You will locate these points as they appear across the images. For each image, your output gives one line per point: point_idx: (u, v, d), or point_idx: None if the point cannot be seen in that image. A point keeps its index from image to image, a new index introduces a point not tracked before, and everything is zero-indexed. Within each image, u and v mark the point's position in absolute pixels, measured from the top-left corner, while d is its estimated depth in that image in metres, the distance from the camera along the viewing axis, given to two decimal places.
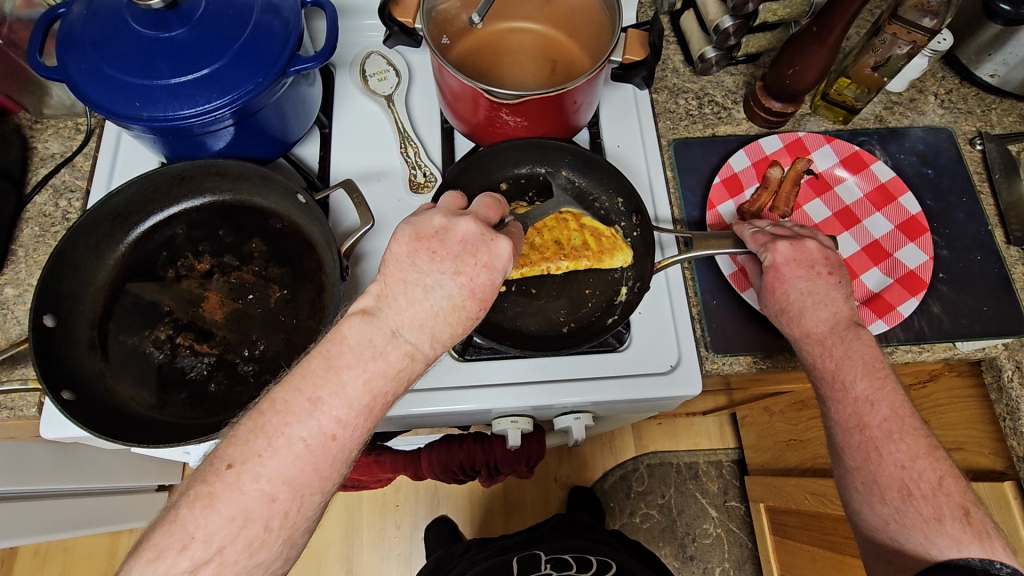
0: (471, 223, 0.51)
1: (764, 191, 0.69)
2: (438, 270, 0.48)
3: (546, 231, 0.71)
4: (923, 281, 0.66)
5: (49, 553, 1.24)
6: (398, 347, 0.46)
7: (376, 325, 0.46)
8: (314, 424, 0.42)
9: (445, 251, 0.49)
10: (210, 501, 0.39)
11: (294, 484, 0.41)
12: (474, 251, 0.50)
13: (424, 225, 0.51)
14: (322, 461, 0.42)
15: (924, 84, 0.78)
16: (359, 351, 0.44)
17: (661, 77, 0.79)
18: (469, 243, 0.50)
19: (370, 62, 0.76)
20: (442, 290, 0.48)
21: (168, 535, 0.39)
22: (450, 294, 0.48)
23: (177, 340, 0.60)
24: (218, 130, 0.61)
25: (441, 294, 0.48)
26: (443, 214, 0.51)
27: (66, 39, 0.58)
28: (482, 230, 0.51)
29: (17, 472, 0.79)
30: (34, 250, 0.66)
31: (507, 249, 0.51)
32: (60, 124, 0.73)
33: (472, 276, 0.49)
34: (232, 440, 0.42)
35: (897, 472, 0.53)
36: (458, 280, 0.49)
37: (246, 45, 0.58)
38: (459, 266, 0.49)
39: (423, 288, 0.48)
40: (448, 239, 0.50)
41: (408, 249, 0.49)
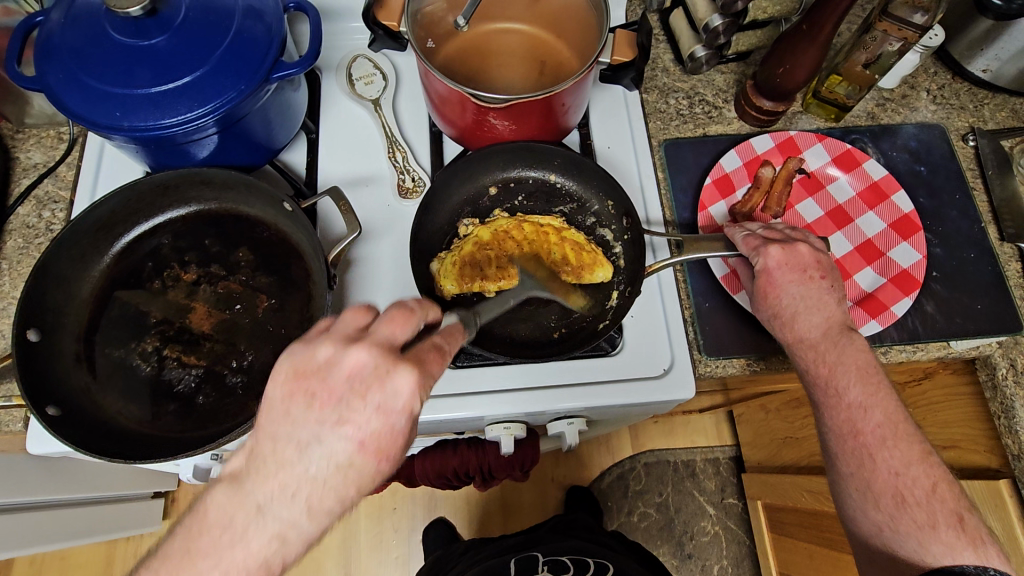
0: (363, 353, 0.41)
1: (756, 191, 0.68)
2: (316, 422, 0.40)
3: (525, 244, 0.69)
4: (916, 280, 0.65)
5: (45, 562, 1.23)
6: (263, 529, 0.39)
7: (240, 498, 0.40)
8: None
9: (326, 394, 0.40)
10: None
11: None
12: (363, 389, 0.40)
13: (306, 360, 0.41)
14: None
15: (916, 80, 0.78)
16: (217, 533, 0.39)
17: (651, 77, 0.78)
18: (356, 379, 0.40)
19: (356, 66, 0.75)
20: (324, 447, 0.40)
21: None
22: (333, 452, 0.40)
23: (164, 352, 0.60)
24: (202, 139, 0.60)
25: (322, 453, 0.40)
26: (332, 342, 0.42)
27: (44, 48, 0.57)
28: (375, 362, 0.41)
29: (7, 484, 0.78)
30: (17, 263, 0.65)
31: (407, 385, 0.41)
32: (42, 134, 0.72)
33: (361, 425, 0.40)
34: None
35: (890, 479, 0.53)
36: (342, 432, 0.40)
37: (228, 52, 0.57)
38: (344, 413, 0.40)
39: (297, 446, 0.40)
40: (331, 377, 0.41)
41: (282, 393, 0.41)
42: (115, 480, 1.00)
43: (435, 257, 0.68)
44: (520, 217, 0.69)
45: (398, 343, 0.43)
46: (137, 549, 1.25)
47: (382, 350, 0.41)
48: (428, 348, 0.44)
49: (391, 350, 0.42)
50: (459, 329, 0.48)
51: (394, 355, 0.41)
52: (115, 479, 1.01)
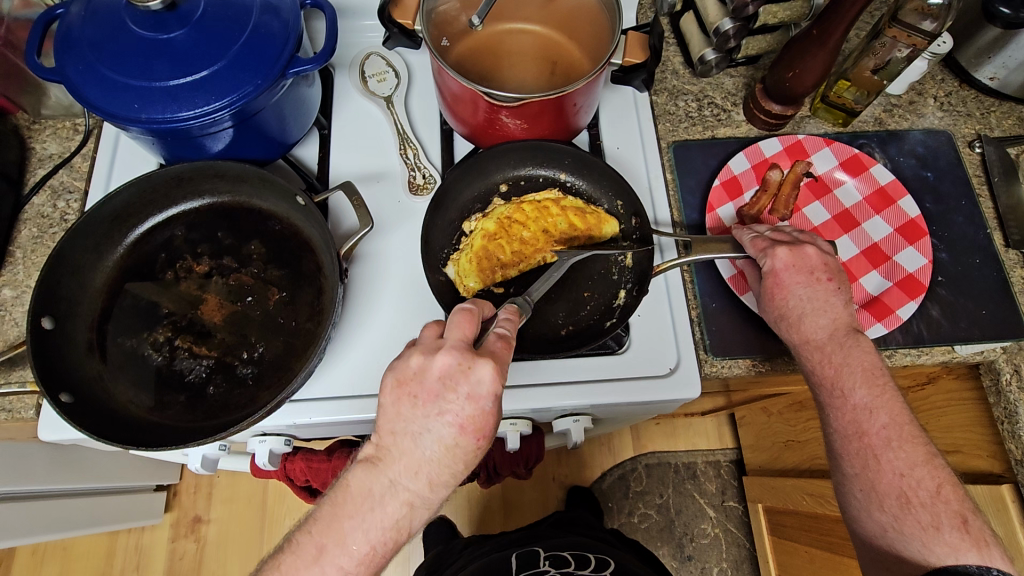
0: (447, 355, 0.48)
1: (764, 195, 0.69)
2: (423, 416, 0.48)
3: (528, 220, 0.70)
4: (922, 284, 0.66)
5: (47, 552, 1.24)
6: (396, 497, 0.48)
7: (375, 475, 0.49)
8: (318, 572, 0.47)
9: (426, 393, 0.48)
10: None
11: None
12: (452, 385, 0.48)
13: (403, 369, 0.50)
14: None
15: (923, 87, 0.78)
16: (358, 502, 0.48)
17: (661, 79, 0.79)
18: (446, 379, 0.48)
19: (369, 63, 0.76)
20: (433, 433, 0.48)
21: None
22: (440, 436, 0.48)
23: (176, 342, 0.60)
24: (218, 132, 0.61)
25: (432, 438, 0.48)
26: (421, 352, 0.49)
27: (64, 40, 0.57)
28: (458, 360, 0.48)
29: (15, 472, 0.79)
30: (31, 251, 0.66)
31: (489, 374, 0.47)
32: (58, 125, 0.73)
33: (457, 412, 0.48)
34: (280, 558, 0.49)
35: (895, 480, 0.53)
36: (444, 420, 0.48)
37: (245, 47, 0.57)
38: (441, 406, 0.48)
39: (412, 436, 0.48)
40: (426, 380, 0.48)
41: (391, 398, 0.49)
42: (119, 471, 1.01)
43: (449, 261, 0.67)
44: (518, 200, 0.70)
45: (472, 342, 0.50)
46: (139, 541, 1.25)
47: (462, 349, 0.48)
48: (497, 336, 0.50)
49: (469, 348, 0.49)
50: (518, 309, 0.54)
51: (474, 352, 0.49)
52: (120, 470, 1.01)
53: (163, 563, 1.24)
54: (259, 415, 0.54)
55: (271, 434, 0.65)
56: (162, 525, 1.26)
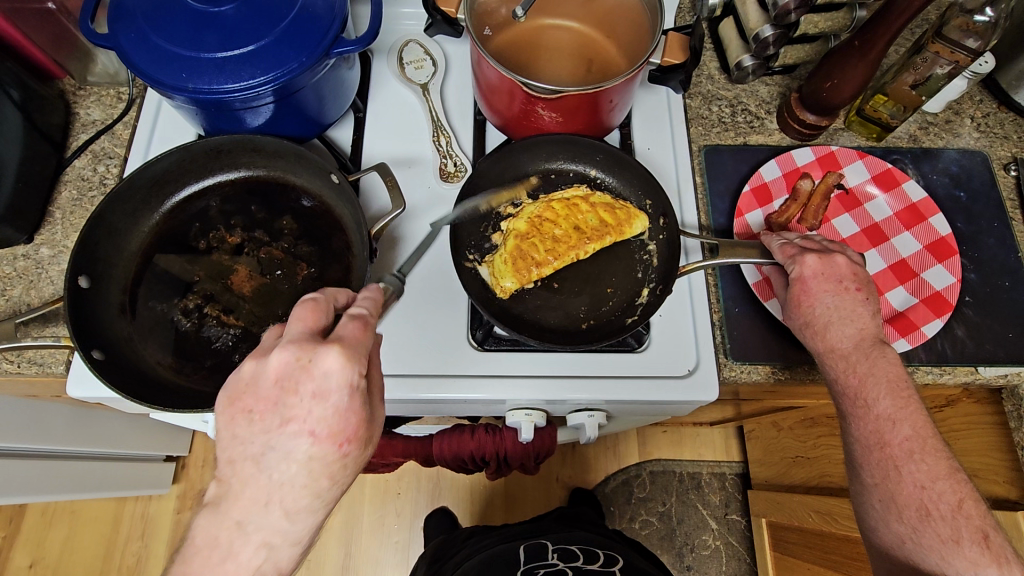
0: (283, 353, 0.45)
1: (794, 203, 0.68)
2: (265, 431, 0.44)
3: (559, 219, 0.70)
4: (949, 302, 0.65)
5: (56, 514, 1.26)
6: (249, 539, 0.43)
7: (219, 519, 0.43)
8: None
9: (262, 403, 0.45)
10: None
11: None
12: (294, 385, 0.44)
13: (235, 382, 0.46)
14: None
15: (961, 106, 0.78)
16: (207, 554, 0.42)
17: (696, 84, 0.79)
18: (286, 378, 0.44)
19: (408, 50, 0.77)
20: (279, 449, 0.44)
21: None
22: (289, 451, 0.44)
23: (205, 309, 0.61)
24: (259, 107, 0.62)
25: (278, 455, 0.44)
26: (255, 358, 0.46)
27: (117, 9, 0.59)
28: (297, 355, 0.45)
29: (35, 429, 0.80)
30: (70, 213, 0.68)
31: (335, 363, 0.44)
32: (102, 92, 0.74)
33: (305, 417, 0.44)
34: None
35: (916, 492, 0.53)
36: (290, 430, 0.44)
37: (292, 25, 0.59)
38: (285, 414, 0.44)
39: (255, 460, 0.44)
40: (262, 386, 0.45)
41: (226, 419, 0.45)
42: (132, 438, 1.02)
43: (481, 262, 0.68)
44: (546, 198, 0.71)
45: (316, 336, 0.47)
46: (146, 510, 1.27)
47: (301, 343, 0.45)
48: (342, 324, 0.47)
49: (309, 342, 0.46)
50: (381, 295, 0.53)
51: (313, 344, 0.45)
52: (133, 437, 1.03)
53: (167, 533, 1.26)
54: None
55: None
56: (169, 495, 1.27)
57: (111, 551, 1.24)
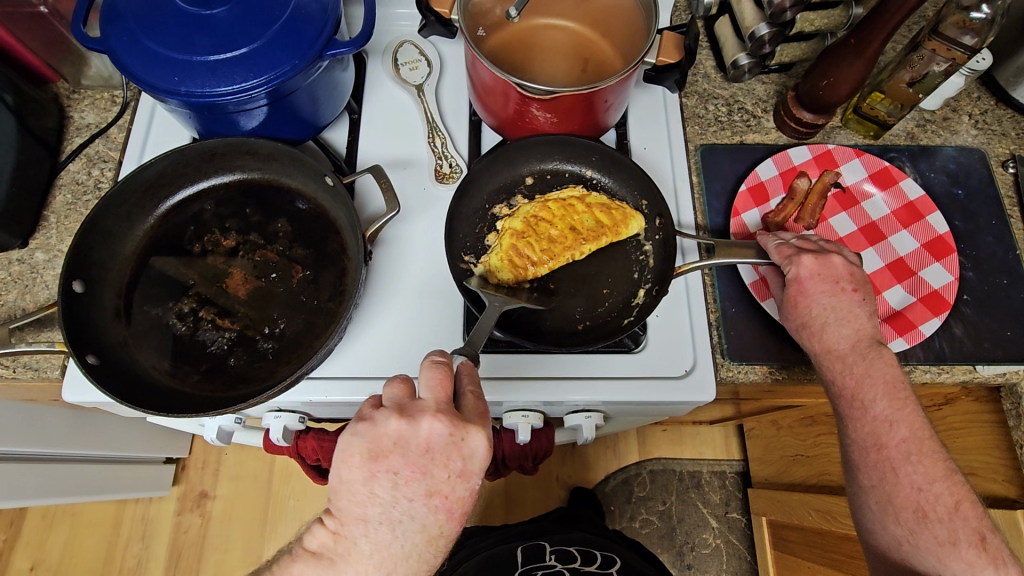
0: (438, 423, 0.46)
1: (790, 202, 0.68)
2: (407, 499, 0.46)
3: (556, 220, 0.71)
4: (946, 301, 0.65)
5: (57, 516, 1.27)
6: None
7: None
8: None
9: (408, 469, 0.46)
10: None
11: None
12: (445, 460, 0.46)
13: (379, 440, 0.46)
14: None
15: (958, 103, 0.77)
16: None
17: (692, 82, 0.79)
18: (437, 451, 0.46)
19: (402, 51, 0.76)
20: (415, 520, 0.46)
21: None
22: (423, 524, 0.47)
23: (200, 313, 0.61)
24: (252, 110, 0.62)
25: (411, 526, 0.47)
26: (400, 419, 0.46)
27: (109, 12, 0.59)
28: (452, 430, 0.46)
29: (34, 433, 0.80)
30: (65, 217, 0.68)
31: (485, 445, 0.47)
32: (97, 95, 0.74)
33: (447, 493, 0.47)
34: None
35: (913, 494, 0.53)
36: (430, 503, 0.46)
37: (284, 27, 0.58)
38: (429, 487, 0.46)
39: (390, 524, 0.46)
40: (411, 451, 0.46)
41: (364, 475, 0.46)
42: (131, 440, 1.02)
43: (477, 262, 0.67)
44: (542, 198, 0.71)
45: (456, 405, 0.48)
46: (146, 512, 1.27)
47: (454, 417, 0.46)
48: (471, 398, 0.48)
49: (458, 414, 0.47)
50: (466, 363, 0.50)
51: (462, 419, 0.47)
52: (132, 439, 1.03)
53: (167, 535, 1.26)
54: (277, 389, 0.54)
55: (286, 411, 0.66)
56: (169, 497, 1.27)
57: (112, 553, 1.25)
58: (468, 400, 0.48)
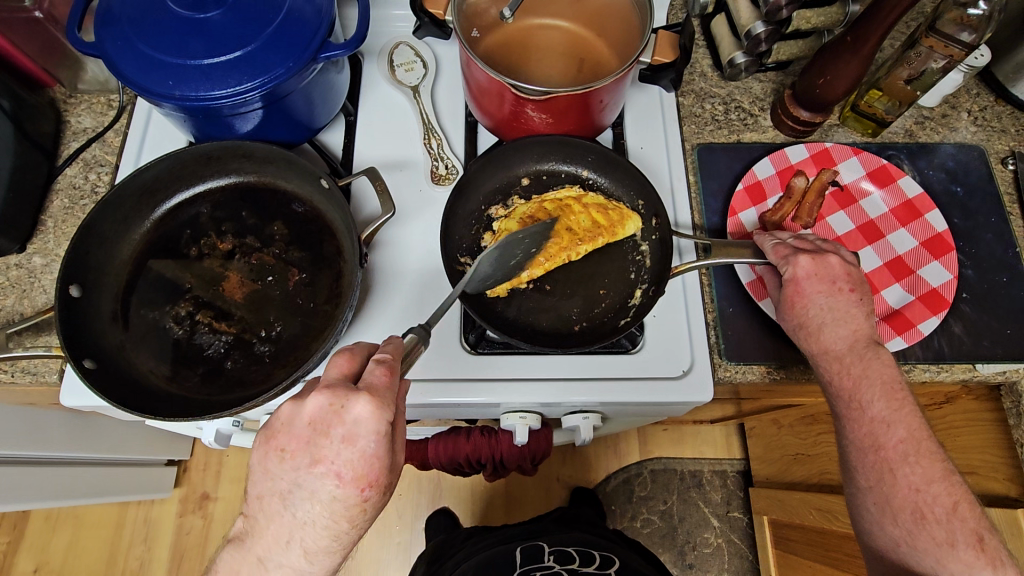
0: (317, 396, 0.45)
1: (787, 201, 0.68)
2: (296, 472, 0.46)
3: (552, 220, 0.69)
4: (946, 300, 0.65)
5: (60, 519, 1.27)
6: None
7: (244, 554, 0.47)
8: None
9: (295, 444, 0.46)
10: None
11: None
12: (325, 428, 0.45)
13: (272, 421, 0.47)
14: None
15: (957, 100, 0.77)
16: None
17: (688, 81, 0.78)
18: (318, 422, 0.45)
19: (398, 52, 0.76)
20: (306, 490, 0.45)
21: None
22: (315, 494, 0.45)
23: (197, 317, 0.61)
24: (247, 113, 0.62)
25: (303, 497, 0.45)
26: (291, 400, 0.47)
27: (104, 16, 0.59)
28: (329, 400, 0.45)
29: (34, 437, 0.81)
30: (62, 221, 0.68)
31: (364, 411, 0.44)
32: (93, 100, 0.75)
33: (332, 461, 0.45)
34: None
35: (911, 495, 0.53)
36: (318, 473, 0.45)
37: (279, 30, 0.58)
38: (313, 455, 0.45)
39: (283, 497, 0.46)
40: (296, 427, 0.46)
41: (261, 454, 0.47)
42: (130, 443, 1.02)
43: (472, 263, 0.67)
44: (539, 198, 0.70)
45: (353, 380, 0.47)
46: (148, 514, 1.27)
47: (333, 388, 0.45)
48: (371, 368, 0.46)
49: (343, 385, 0.45)
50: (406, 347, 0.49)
51: (348, 389, 0.45)
52: (131, 442, 1.02)
53: (169, 537, 1.26)
54: (274, 392, 0.54)
55: None
56: (171, 499, 1.28)
57: (114, 555, 1.25)
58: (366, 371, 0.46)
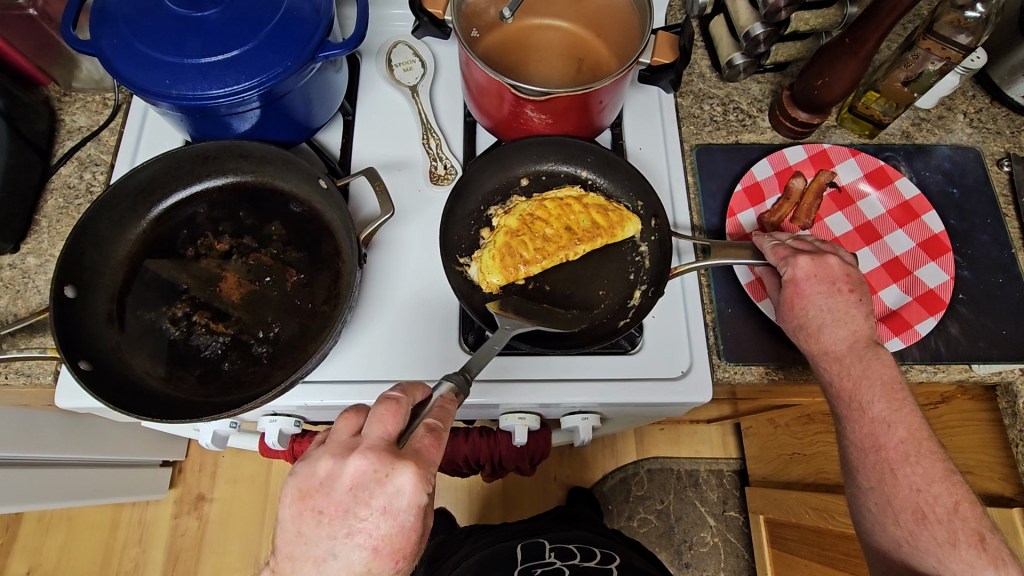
0: (361, 460, 0.43)
1: (786, 202, 0.68)
2: (330, 538, 0.44)
3: (552, 220, 0.70)
4: (942, 301, 0.65)
5: (53, 521, 1.26)
6: None
7: None
8: None
9: (333, 508, 0.44)
10: None
11: None
12: (366, 496, 0.43)
13: (308, 477, 0.45)
14: None
15: (953, 102, 0.77)
16: None
17: (687, 82, 0.79)
18: (359, 488, 0.43)
19: (396, 52, 0.76)
20: (340, 557, 0.43)
21: None
22: (348, 561, 0.44)
23: (194, 318, 0.61)
24: (245, 112, 0.61)
25: (338, 564, 0.44)
26: (331, 457, 0.45)
27: (100, 14, 0.58)
28: (374, 466, 0.43)
29: (29, 439, 0.80)
30: (57, 221, 0.67)
31: (409, 483, 0.43)
32: (88, 98, 0.74)
33: (371, 531, 0.43)
34: None
35: (912, 495, 0.53)
36: (354, 542, 0.43)
37: (277, 28, 0.58)
38: (351, 524, 0.43)
39: (317, 562, 0.44)
40: (334, 491, 0.44)
41: (293, 513, 0.45)
42: (125, 444, 1.02)
43: (471, 263, 0.67)
44: (539, 197, 0.70)
45: (393, 443, 0.45)
46: (143, 515, 1.27)
47: (379, 453, 0.43)
48: (418, 436, 0.45)
49: (387, 451, 0.44)
50: (457, 395, 0.49)
51: (391, 455, 0.44)
52: (126, 443, 1.02)
53: (164, 539, 1.25)
54: (272, 393, 0.54)
55: (282, 414, 0.66)
56: (166, 500, 1.27)
57: (109, 557, 1.24)
58: (411, 436, 0.46)
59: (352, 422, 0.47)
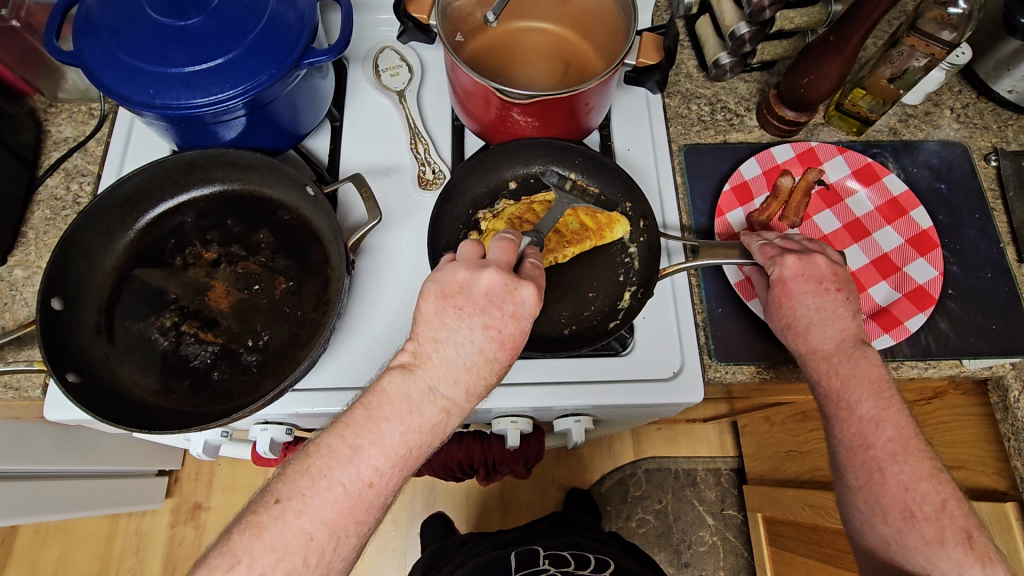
0: (496, 274, 0.50)
1: (775, 200, 0.68)
2: (468, 326, 0.50)
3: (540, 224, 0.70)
4: (932, 297, 0.65)
5: (49, 533, 1.25)
6: (434, 402, 0.48)
7: None
8: (350, 472, 0.45)
9: (471, 306, 0.50)
10: (258, 531, 0.43)
11: (331, 525, 0.44)
12: (499, 303, 0.50)
13: (449, 282, 0.51)
14: (357, 506, 0.45)
15: (940, 98, 0.78)
16: (395, 406, 0.47)
17: (674, 82, 0.79)
18: (494, 295, 0.50)
19: (383, 57, 0.76)
20: (472, 344, 0.49)
21: (219, 555, 0.42)
22: (480, 347, 0.50)
23: (182, 328, 0.61)
24: (231, 120, 0.61)
25: (472, 350, 0.49)
26: (467, 267, 0.51)
27: (83, 24, 0.58)
28: (507, 280, 0.50)
29: (21, 452, 0.80)
30: (43, 233, 0.67)
31: (531, 296, 0.51)
32: (74, 109, 0.74)
33: (500, 328, 0.50)
34: (283, 477, 0.45)
35: (900, 494, 0.53)
36: (487, 333, 0.50)
37: (261, 36, 0.58)
38: (486, 319, 0.50)
39: (455, 345, 0.49)
40: (473, 293, 0.50)
41: (435, 308, 0.50)
42: (119, 454, 1.01)
43: None
44: (527, 200, 0.70)
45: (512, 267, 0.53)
46: (140, 525, 1.26)
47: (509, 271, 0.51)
48: (531, 267, 0.54)
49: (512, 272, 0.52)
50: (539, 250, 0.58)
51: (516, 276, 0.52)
52: (120, 453, 1.01)
53: (161, 549, 1.25)
54: (261, 402, 0.54)
55: (273, 423, 0.65)
56: (163, 510, 1.26)
57: (106, 568, 1.23)
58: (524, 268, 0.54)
59: (477, 247, 0.54)
